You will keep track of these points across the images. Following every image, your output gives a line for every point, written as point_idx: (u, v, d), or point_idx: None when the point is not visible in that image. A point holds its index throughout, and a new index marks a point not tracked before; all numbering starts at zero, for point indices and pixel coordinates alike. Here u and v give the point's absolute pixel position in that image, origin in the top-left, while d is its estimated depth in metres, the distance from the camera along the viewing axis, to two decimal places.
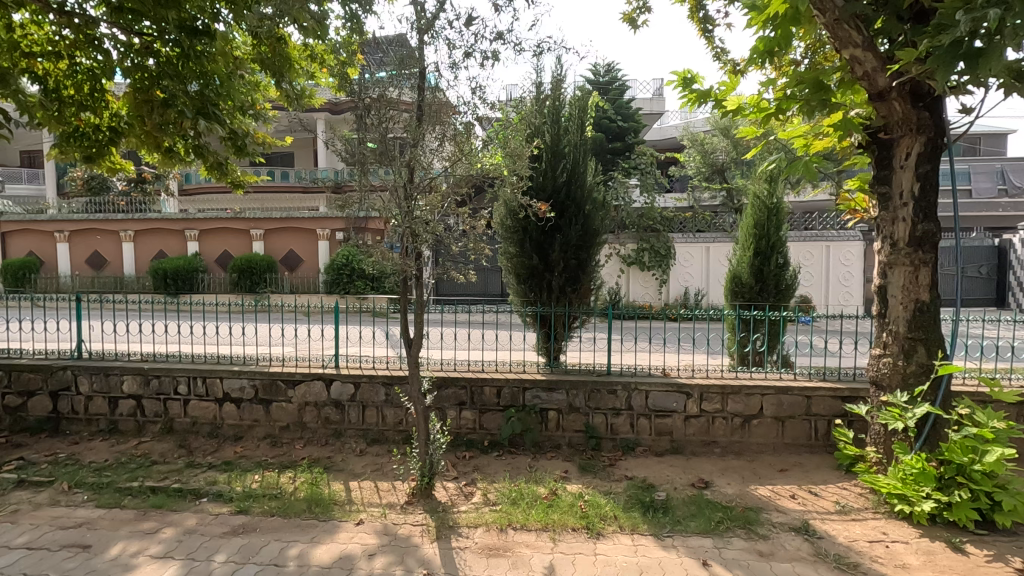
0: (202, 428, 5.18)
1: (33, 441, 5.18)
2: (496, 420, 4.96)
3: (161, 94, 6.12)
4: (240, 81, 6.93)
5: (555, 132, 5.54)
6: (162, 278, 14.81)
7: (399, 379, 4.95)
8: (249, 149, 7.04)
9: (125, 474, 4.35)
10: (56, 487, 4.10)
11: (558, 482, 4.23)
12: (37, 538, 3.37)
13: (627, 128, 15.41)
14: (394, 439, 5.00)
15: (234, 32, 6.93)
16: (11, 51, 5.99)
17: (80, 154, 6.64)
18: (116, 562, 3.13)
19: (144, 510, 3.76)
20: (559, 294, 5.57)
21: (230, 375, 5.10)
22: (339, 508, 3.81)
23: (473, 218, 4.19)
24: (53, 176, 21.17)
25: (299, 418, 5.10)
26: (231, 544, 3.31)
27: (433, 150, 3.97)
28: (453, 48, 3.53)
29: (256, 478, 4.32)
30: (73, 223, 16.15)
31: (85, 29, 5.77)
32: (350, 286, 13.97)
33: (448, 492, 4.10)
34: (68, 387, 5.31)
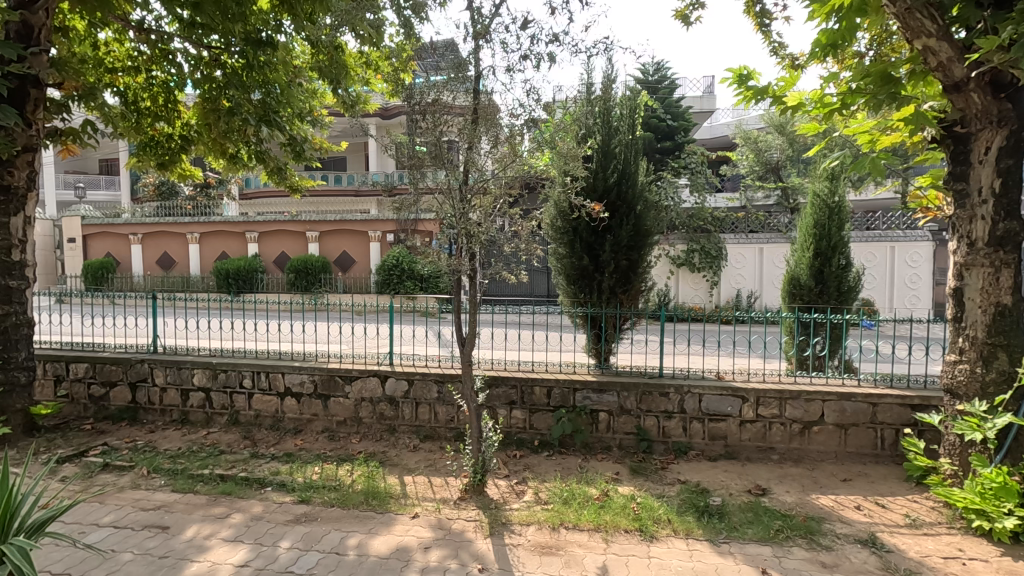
0: (265, 421, 5.44)
1: (115, 427, 5.56)
2: (546, 421, 4.98)
3: (227, 103, 6.48)
4: (300, 89, 7.23)
5: (606, 132, 5.51)
6: (224, 278, 15.62)
7: (451, 377, 5.04)
8: (307, 154, 7.35)
9: (197, 461, 4.62)
10: (136, 471, 4.41)
11: (609, 484, 4.21)
12: (122, 518, 3.62)
13: (676, 127, 15.14)
14: (446, 436, 5.10)
15: (295, 42, 7.23)
16: (96, 67, 6.48)
17: (155, 160, 7.19)
18: (191, 543, 3.32)
19: (215, 496, 3.99)
20: (609, 296, 5.53)
21: (291, 370, 5.33)
22: (394, 501, 3.92)
23: (525, 220, 4.24)
24: (128, 181, 22.70)
25: (355, 413, 5.27)
26: (295, 531, 3.46)
27: (486, 152, 4.01)
28: (510, 50, 3.58)
29: (315, 470, 4.50)
30: (146, 226, 17.23)
31: (161, 45, 6.17)
32: (401, 286, 14.31)
33: (499, 489, 4.15)
34: (145, 379, 5.69)
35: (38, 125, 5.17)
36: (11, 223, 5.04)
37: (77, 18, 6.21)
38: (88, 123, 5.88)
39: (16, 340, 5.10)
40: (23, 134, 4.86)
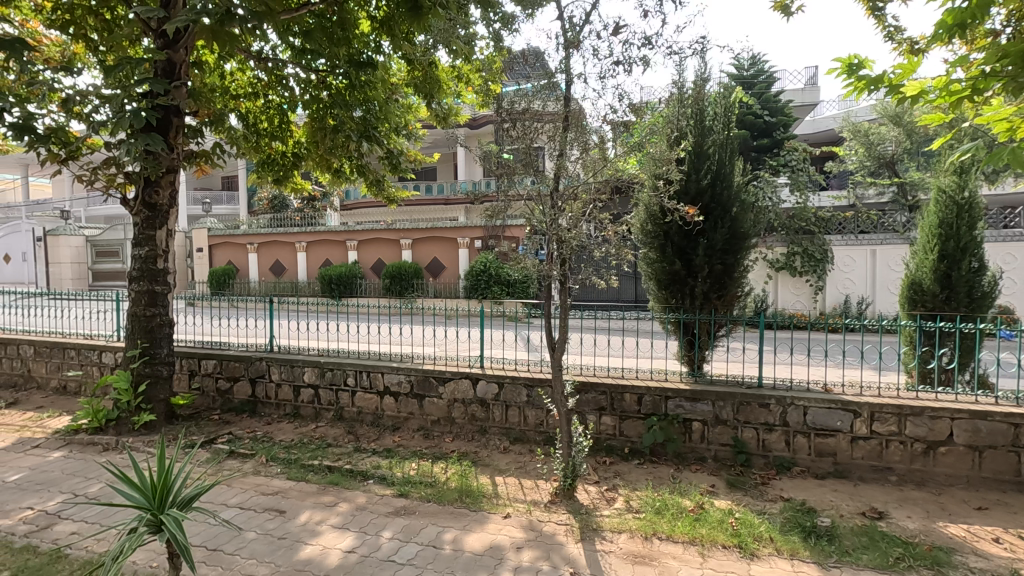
0: (366, 418, 5.79)
1: (238, 419, 6.17)
2: (637, 428, 4.88)
3: (332, 120, 7.02)
4: (396, 105, 7.66)
5: (699, 133, 5.33)
6: (328, 283, 16.85)
7: (540, 380, 5.10)
8: (403, 166, 7.76)
9: (308, 452, 5.02)
10: (257, 459, 4.87)
11: (705, 496, 4.06)
12: (246, 500, 4.02)
13: (774, 123, 14.30)
14: (536, 439, 5.16)
15: (393, 61, 7.66)
16: (224, 95, 7.24)
17: (272, 176, 7.93)
18: (305, 527, 3.62)
19: (324, 485, 4.32)
20: (703, 301, 5.33)
21: (389, 370, 5.64)
22: (487, 501, 4.04)
23: (616, 224, 4.21)
24: (246, 196, 25.07)
25: (448, 413, 5.47)
26: (395, 523, 3.67)
27: (575, 158, 4.03)
28: (601, 57, 3.61)
29: (413, 466, 4.73)
30: (261, 237, 18.94)
31: (276, 71, 6.80)
32: (488, 291, 14.66)
33: (590, 495, 4.14)
34: (263, 375, 6.26)
35: (179, 149, 5.89)
36: (157, 236, 5.76)
37: (208, 53, 7.01)
38: (218, 146, 6.59)
39: (160, 338, 5.82)
40: (167, 158, 5.54)
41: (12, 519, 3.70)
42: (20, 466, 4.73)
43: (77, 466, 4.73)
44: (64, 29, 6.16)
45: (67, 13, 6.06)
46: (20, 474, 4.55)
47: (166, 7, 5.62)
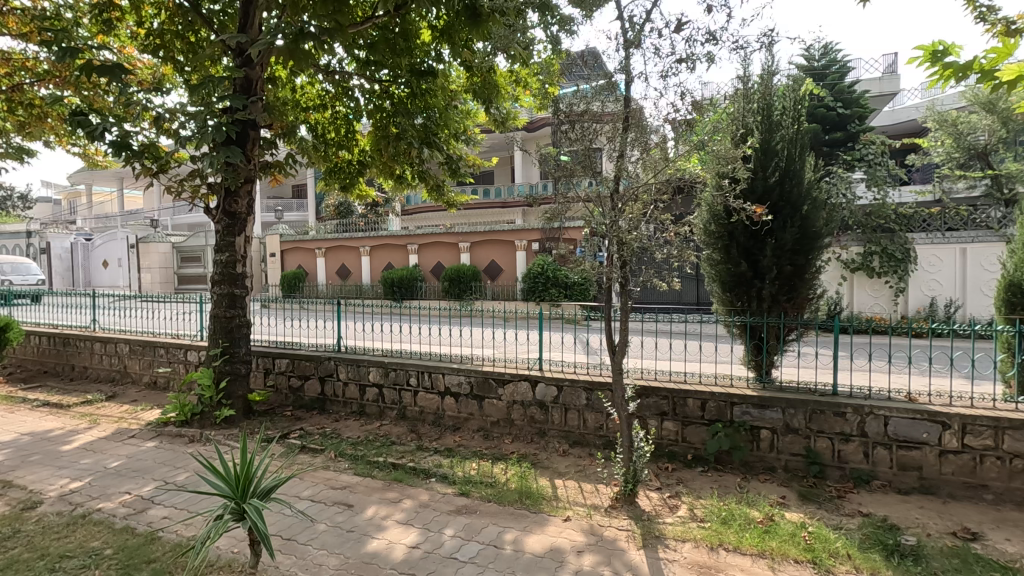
0: (428, 417, 5.93)
1: (308, 415, 6.48)
2: (700, 435, 4.74)
3: (395, 129, 7.25)
4: (456, 111, 7.81)
5: (766, 129, 5.12)
6: (390, 286, 17.40)
7: (600, 384, 5.06)
8: (462, 171, 7.90)
9: (374, 449, 5.21)
10: (326, 454, 5.10)
11: (775, 508, 3.89)
12: (317, 493, 4.22)
13: (848, 115, 13.49)
14: (595, 443, 5.11)
15: (453, 68, 7.80)
16: (295, 107, 7.63)
17: (339, 183, 8.29)
18: (371, 521, 3.76)
19: (389, 482, 4.46)
20: (771, 303, 5.10)
21: (450, 371, 5.75)
22: (547, 503, 4.04)
23: (678, 226, 4.11)
24: (314, 203, 26.27)
25: (507, 415, 5.52)
26: (457, 521, 3.74)
27: (635, 159, 3.96)
28: (663, 56, 3.56)
29: (473, 465, 4.81)
30: (329, 242, 19.80)
31: (343, 83, 7.09)
32: (546, 293, 14.64)
33: (652, 501, 4.06)
34: (332, 374, 6.54)
35: (255, 160, 6.27)
36: (236, 242, 6.15)
37: (281, 69, 7.41)
38: (290, 156, 6.95)
39: (239, 338, 6.21)
40: (245, 169, 5.89)
41: (113, 502, 4.06)
42: (119, 454, 5.18)
43: (167, 455, 5.11)
44: (155, 52, 6.69)
45: (158, 38, 6.58)
46: (119, 461, 4.97)
47: (243, 28, 5.98)
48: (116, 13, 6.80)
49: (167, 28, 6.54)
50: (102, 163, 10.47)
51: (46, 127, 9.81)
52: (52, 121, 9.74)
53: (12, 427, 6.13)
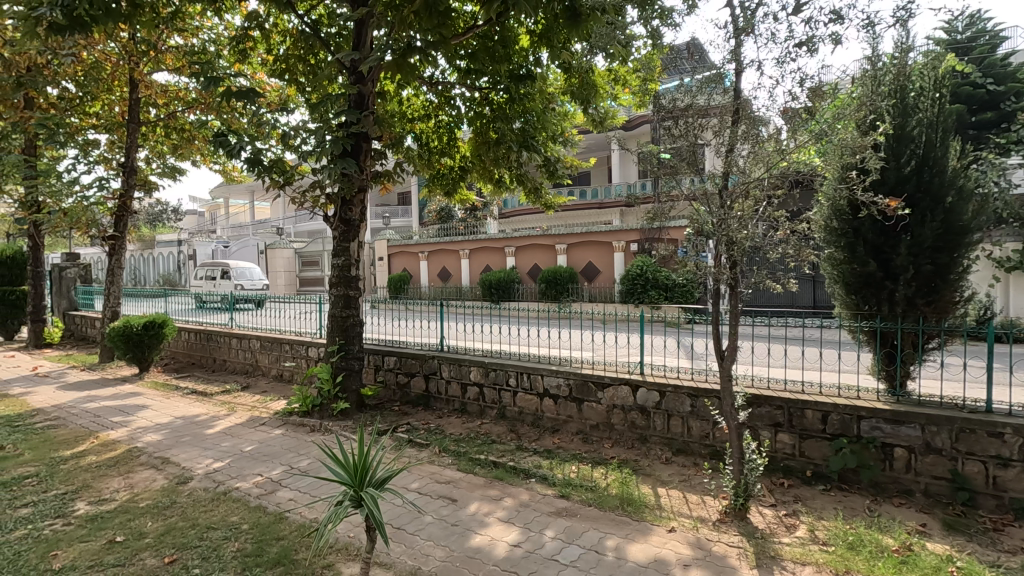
0: (527, 418, 5.99)
1: (415, 411, 6.81)
2: (821, 450, 4.36)
3: (494, 133, 7.39)
4: (553, 113, 7.82)
5: (899, 113, 4.60)
6: (488, 288, 17.77)
7: (706, 391, 4.81)
8: (560, 172, 7.88)
9: (475, 447, 5.36)
10: (431, 449, 5.32)
11: (913, 536, 3.47)
12: (423, 486, 4.42)
13: (1002, 92, 11.77)
14: (700, 452, 4.87)
15: (551, 71, 7.83)
16: (403, 119, 8.05)
17: (442, 189, 8.62)
18: (475, 517, 3.86)
19: (491, 479, 4.57)
20: (905, 307, 4.57)
21: (549, 373, 5.78)
22: (649, 511, 3.92)
23: (795, 224, 3.81)
24: (418, 209, 27.58)
25: (607, 419, 5.43)
26: (558, 523, 3.73)
27: (744, 154, 3.73)
28: (780, 41, 3.35)
29: (572, 468, 4.78)
30: (431, 245, 20.69)
31: (446, 92, 7.38)
32: (645, 296, 14.23)
33: (765, 519, 3.79)
34: (435, 371, 6.82)
35: (368, 170, 6.69)
36: (351, 247, 6.60)
37: (389, 82, 7.84)
38: (398, 165, 7.38)
39: (353, 336, 6.66)
40: (358, 178, 6.31)
41: (248, 482, 4.52)
42: (254, 440, 5.75)
43: (293, 443, 5.61)
44: (282, 75, 7.36)
45: (284, 63, 7.26)
46: (253, 446, 5.53)
47: (357, 48, 6.41)
48: (250, 43, 7.56)
49: (292, 53, 7.17)
50: (237, 179, 11.74)
51: (193, 149, 11.27)
52: (198, 143, 11.15)
53: (169, 411, 7.03)
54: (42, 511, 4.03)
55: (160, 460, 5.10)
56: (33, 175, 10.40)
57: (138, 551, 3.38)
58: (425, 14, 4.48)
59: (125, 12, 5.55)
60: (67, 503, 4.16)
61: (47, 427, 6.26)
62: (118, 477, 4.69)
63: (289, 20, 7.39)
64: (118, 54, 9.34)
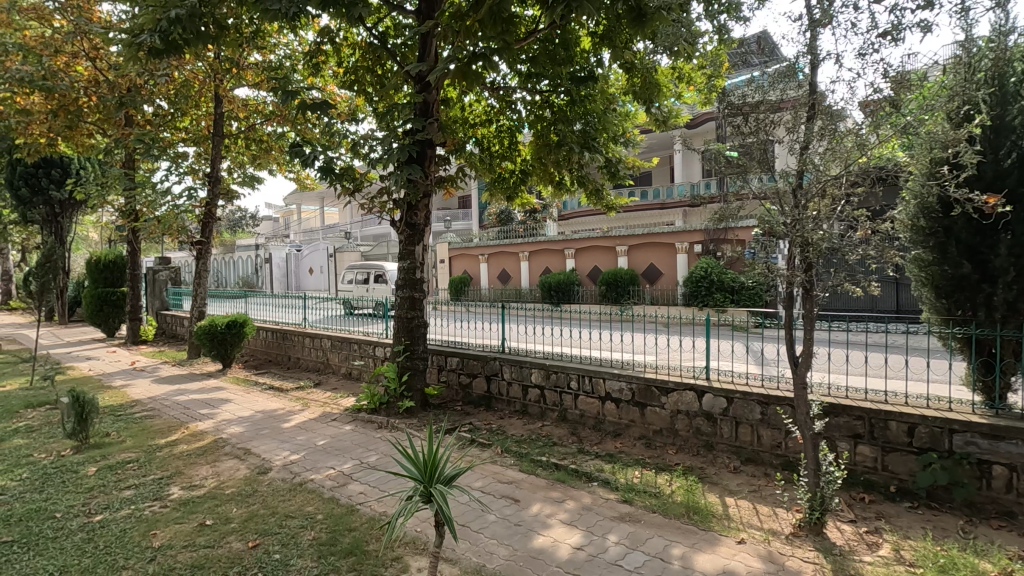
0: (589, 421, 5.95)
1: (477, 411, 6.92)
2: (907, 464, 4.07)
3: (555, 135, 7.41)
4: (615, 114, 7.75)
5: (998, 102, 4.23)
6: (547, 290, 17.77)
7: (778, 398, 4.61)
8: (622, 174, 7.77)
9: (537, 448, 5.39)
10: (493, 449, 5.41)
11: (1014, 562, 3.19)
12: (486, 485, 4.50)
13: None
14: (772, 463, 4.67)
15: (612, 72, 7.78)
16: (465, 124, 8.20)
17: (503, 193, 8.72)
18: (537, 518, 3.88)
19: (552, 481, 4.58)
20: (1005, 313, 4.20)
21: (611, 376, 5.72)
22: (717, 521, 3.80)
23: (877, 223, 3.59)
24: (478, 212, 28.03)
25: (671, 425, 5.31)
26: (621, 528, 3.70)
27: (819, 150, 3.57)
28: (862, 31, 3.19)
29: (635, 473, 4.72)
30: (491, 248, 20.95)
31: (507, 97, 7.47)
32: (709, 298, 13.80)
33: (844, 535, 3.59)
34: (497, 373, 6.91)
35: (432, 175, 6.88)
36: (415, 251, 6.80)
37: (452, 89, 8.02)
38: (461, 170, 7.55)
39: (418, 336, 6.87)
40: (423, 184, 6.50)
41: (322, 474, 4.76)
42: (326, 434, 6.04)
43: (362, 438, 5.85)
44: (351, 86, 7.70)
45: (353, 75, 7.59)
46: (325, 440, 5.82)
47: (423, 57, 6.61)
48: (322, 57, 7.95)
49: (361, 65, 7.49)
50: (310, 186, 12.37)
51: (271, 158, 12.02)
52: (275, 152, 11.89)
53: (250, 405, 7.51)
54: (141, 493, 4.41)
55: (243, 450, 5.46)
56: (132, 186, 11.38)
57: (225, 535, 3.64)
58: (489, 22, 4.57)
59: (213, 34, 5.99)
60: (163, 487, 4.53)
61: (145, 417, 6.85)
62: (206, 465, 5.06)
63: (357, 33, 7.72)
64: (205, 73, 10.08)
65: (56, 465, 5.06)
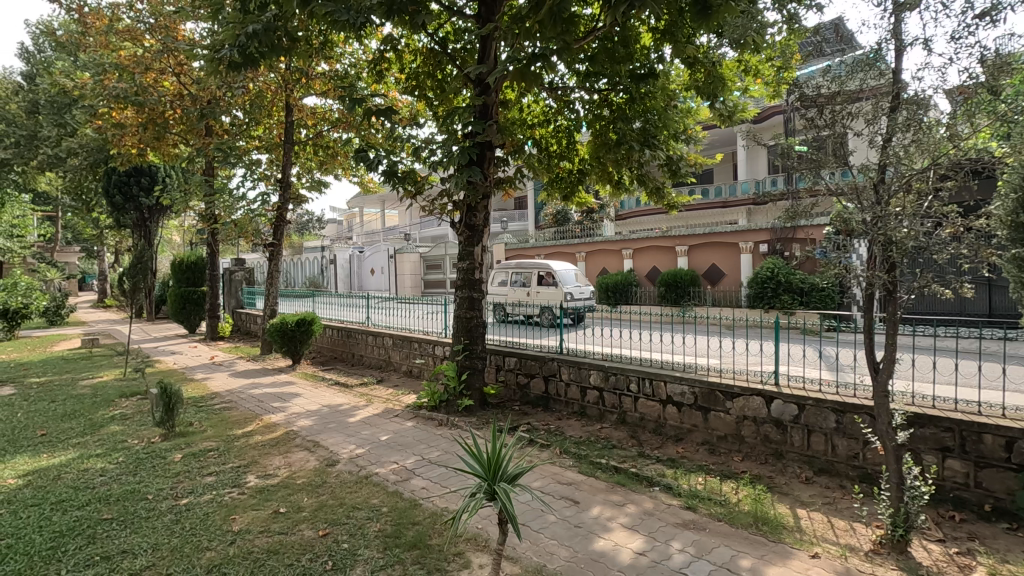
0: (649, 425, 5.83)
1: (535, 411, 6.94)
2: (1004, 482, 3.74)
3: (614, 134, 7.32)
4: (675, 111, 7.57)
5: None
6: (605, 290, 17.56)
7: (854, 406, 4.36)
8: (683, 172, 7.57)
9: (596, 451, 5.34)
10: (552, 450, 5.40)
11: None
12: (545, 486, 4.51)
13: None
14: (847, 474, 4.42)
15: (673, 67, 7.59)
16: (523, 125, 8.24)
17: (561, 193, 8.69)
18: (597, 521, 3.85)
19: (613, 484, 4.52)
20: None
21: (673, 380, 5.58)
22: (788, 533, 3.64)
23: (969, 220, 3.33)
24: (534, 213, 28.10)
25: (737, 431, 5.12)
26: (685, 535, 3.61)
27: (903, 143, 3.35)
28: (955, 13, 2.98)
29: (699, 480, 4.58)
30: (547, 248, 20.93)
31: (565, 97, 7.46)
32: (776, 300, 13.22)
33: (931, 555, 3.35)
34: (555, 374, 6.90)
35: (491, 177, 6.95)
36: (474, 252, 6.89)
37: (511, 91, 8.08)
38: (519, 171, 7.59)
39: (476, 336, 6.96)
40: (482, 185, 6.58)
41: (386, 469, 4.91)
42: (389, 430, 6.23)
43: (423, 435, 5.99)
44: (413, 92, 7.90)
45: (415, 81, 7.78)
46: (388, 436, 6.00)
47: (482, 60, 6.69)
48: (386, 64, 8.20)
49: (422, 70, 7.67)
50: (373, 189, 12.79)
51: (337, 164, 12.53)
52: (341, 158, 12.38)
53: (318, 400, 7.85)
54: (222, 480, 4.70)
55: (312, 443, 5.72)
56: (211, 192, 12.16)
57: (297, 523, 3.83)
58: (549, 23, 4.57)
59: (286, 47, 6.30)
60: (240, 475, 4.81)
61: (224, 408, 7.30)
62: (279, 456, 5.33)
63: (419, 40, 7.91)
64: (277, 83, 10.64)
65: (147, 451, 5.48)
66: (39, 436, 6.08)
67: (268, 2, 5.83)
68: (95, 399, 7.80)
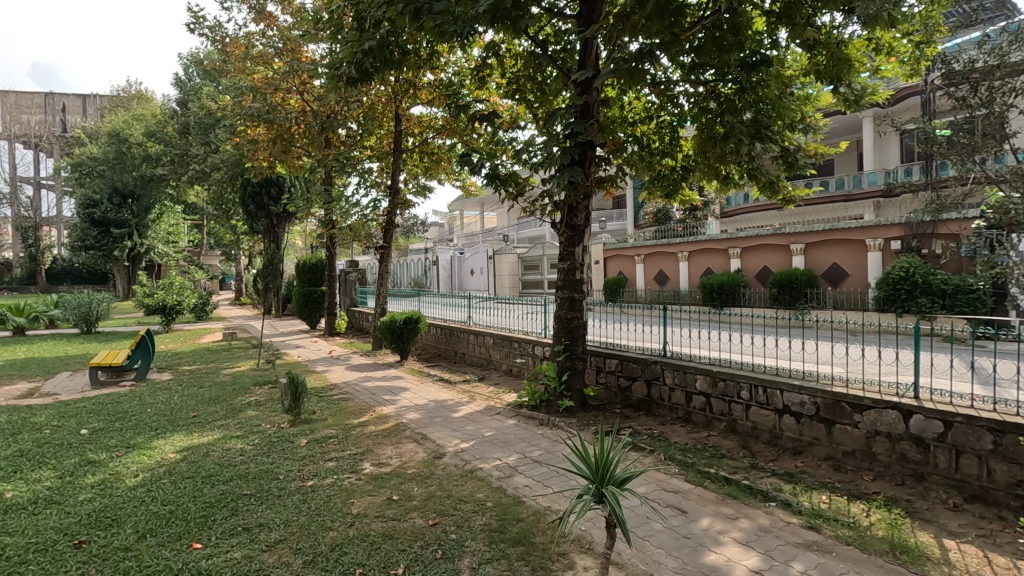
0: (762, 435, 5.46)
1: (637, 415, 6.75)
2: None
3: (721, 128, 6.96)
4: (792, 99, 7.05)
5: None
6: (710, 292, 16.75)
7: (1018, 427, 3.79)
8: (801, 164, 7.02)
9: (704, 459, 5.10)
10: (656, 456, 5.24)
11: None
12: (650, 492, 4.38)
13: None
14: (1008, 504, 3.85)
15: (789, 53, 7.09)
16: (625, 123, 8.08)
17: (663, 191, 8.41)
18: (707, 533, 3.67)
19: (723, 496, 4.29)
20: None
21: (791, 388, 5.18)
22: (934, 566, 3.24)
23: None
24: (634, 212, 27.45)
25: (867, 447, 4.65)
26: (807, 557, 3.33)
27: None
28: None
29: (823, 498, 4.21)
30: (647, 248, 20.27)
31: (668, 92, 7.21)
32: (911, 304, 11.87)
33: None
34: (658, 378, 6.67)
35: (593, 177, 6.90)
36: (575, 252, 6.85)
37: (611, 89, 7.94)
38: (620, 170, 7.44)
39: (577, 337, 6.92)
40: (583, 185, 6.55)
41: (489, 464, 5.03)
42: (492, 427, 6.37)
43: (525, 433, 6.08)
44: (513, 95, 8.00)
45: (516, 84, 7.89)
46: (491, 432, 6.15)
47: (583, 62, 6.64)
48: (487, 70, 8.42)
49: (522, 74, 7.76)
50: (474, 193, 13.19)
51: (440, 169, 13.07)
52: (444, 163, 12.91)
53: (424, 394, 8.23)
54: (341, 465, 5.08)
55: (420, 435, 6.01)
56: (330, 200, 13.20)
57: (409, 511, 4.03)
58: (656, 17, 4.45)
59: (397, 60, 6.69)
60: (357, 462, 5.17)
61: (341, 399, 7.89)
62: (391, 446, 5.66)
63: (520, 44, 8.03)
64: (387, 95, 11.34)
65: (278, 435, 6.06)
66: (192, 417, 6.95)
67: (382, 19, 6.21)
68: (234, 387, 8.76)
